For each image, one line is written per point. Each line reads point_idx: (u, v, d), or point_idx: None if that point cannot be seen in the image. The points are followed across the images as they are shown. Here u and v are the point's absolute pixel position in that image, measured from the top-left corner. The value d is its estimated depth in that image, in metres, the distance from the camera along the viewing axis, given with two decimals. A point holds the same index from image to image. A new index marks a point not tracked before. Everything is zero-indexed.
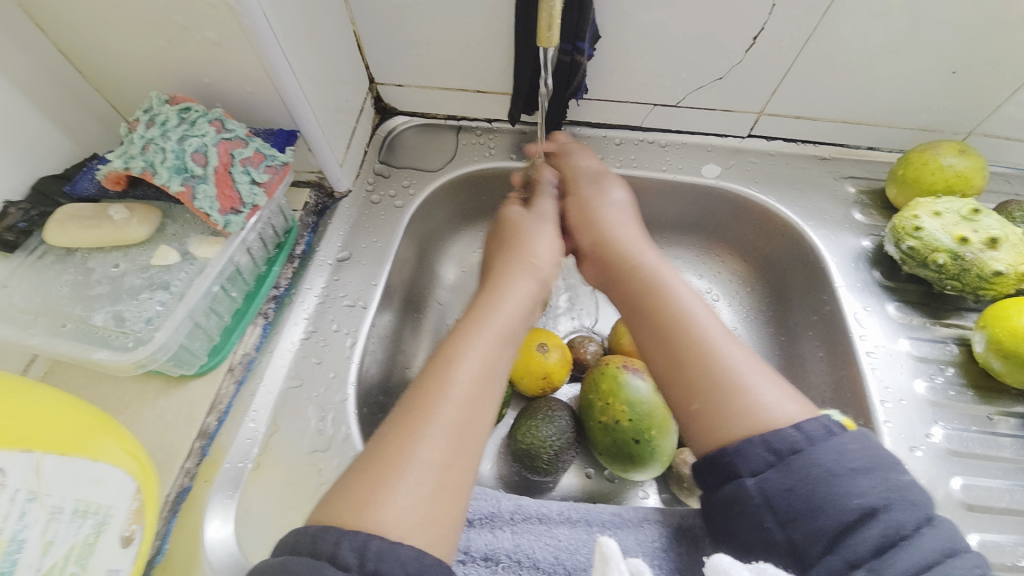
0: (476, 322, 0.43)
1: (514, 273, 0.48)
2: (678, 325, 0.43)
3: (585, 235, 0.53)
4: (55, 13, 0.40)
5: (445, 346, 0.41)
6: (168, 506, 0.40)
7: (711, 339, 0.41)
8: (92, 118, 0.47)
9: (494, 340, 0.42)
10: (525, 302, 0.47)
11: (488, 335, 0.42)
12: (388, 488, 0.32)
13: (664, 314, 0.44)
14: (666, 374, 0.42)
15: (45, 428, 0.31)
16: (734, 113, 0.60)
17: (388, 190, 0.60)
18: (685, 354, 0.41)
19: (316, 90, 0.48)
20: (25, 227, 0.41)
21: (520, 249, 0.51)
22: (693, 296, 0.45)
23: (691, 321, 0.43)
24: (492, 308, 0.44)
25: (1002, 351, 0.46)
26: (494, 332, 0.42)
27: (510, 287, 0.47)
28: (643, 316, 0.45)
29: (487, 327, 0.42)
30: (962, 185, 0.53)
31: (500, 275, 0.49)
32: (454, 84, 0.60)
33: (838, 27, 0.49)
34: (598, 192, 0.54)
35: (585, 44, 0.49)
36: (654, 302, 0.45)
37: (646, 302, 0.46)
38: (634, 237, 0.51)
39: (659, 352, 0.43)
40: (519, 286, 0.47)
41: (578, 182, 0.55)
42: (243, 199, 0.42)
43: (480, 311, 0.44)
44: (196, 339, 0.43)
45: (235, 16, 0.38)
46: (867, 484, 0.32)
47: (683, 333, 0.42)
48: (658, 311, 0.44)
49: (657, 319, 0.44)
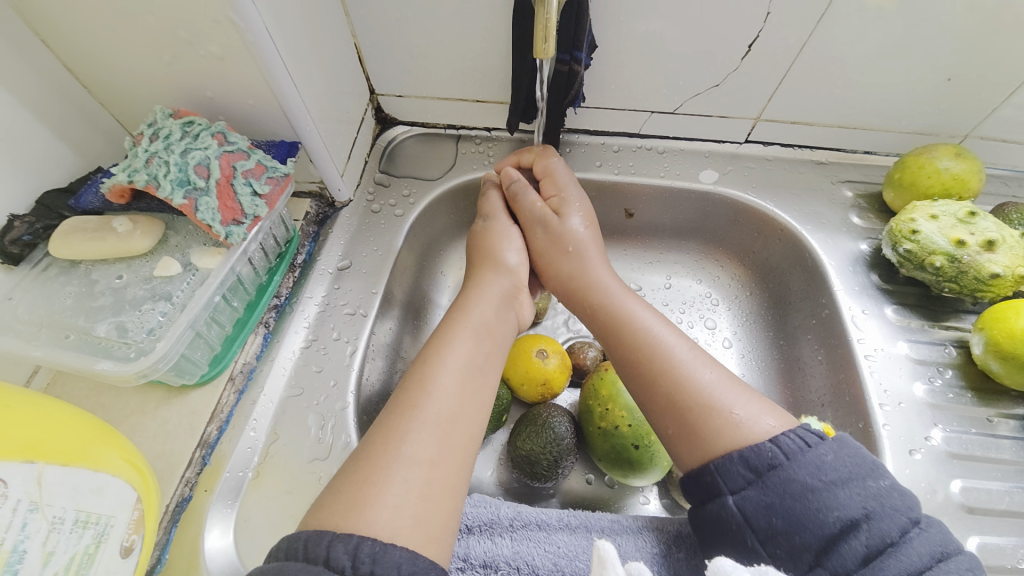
0: (447, 328, 0.43)
1: (492, 288, 0.48)
2: (645, 355, 0.43)
3: (546, 275, 0.53)
4: (62, 31, 0.41)
5: (422, 353, 0.41)
6: (168, 515, 0.40)
7: (680, 363, 0.41)
8: (97, 131, 0.48)
9: (471, 335, 0.42)
10: (497, 298, 0.47)
11: (466, 333, 0.42)
12: (378, 488, 0.32)
13: (632, 344, 0.44)
14: (642, 403, 0.42)
15: (48, 438, 0.32)
16: (730, 119, 0.60)
17: (388, 199, 0.61)
18: (656, 381, 0.41)
19: (317, 102, 0.49)
20: (30, 239, 0.41)
21: (493, 277, 0.49)
22: (658, 320, 0.45)
23: (656, 349, 0.43)
24: (469, 309, 0.45)
25: (1001, 353, 0.46)
26: (472, 327, 0.43)
27: (486, 291, 0.47)
28: (614, 346, 0.45)
29: (465, 326, 0.43)
30: (959, 188, 0.53)
31: (472, 292, 0.47)
32: (453, 94, 0.60)
33: (831, 34, 0.50)
34: (553, 231, 0.52)
35: (582, 53, 0.49)
36: (618, 334, 0.45)
37: (612, 334, 0.46)
38: (591, 264, 0.51)
39: (636, 382, 0.43)
40: (497, 293, 0.47)
41: (531, 226, 0.52)
42: (244, 210, 0.43)
43: (456, 316, 0.44)
44: (197, 349, 0.44)
45: (237, 32, 0.39)
46: (846, 496, 0.32)
47: (652, 363, 0.42)
48: (624, 343, 0.44)
49: (624, 353, 0.44)
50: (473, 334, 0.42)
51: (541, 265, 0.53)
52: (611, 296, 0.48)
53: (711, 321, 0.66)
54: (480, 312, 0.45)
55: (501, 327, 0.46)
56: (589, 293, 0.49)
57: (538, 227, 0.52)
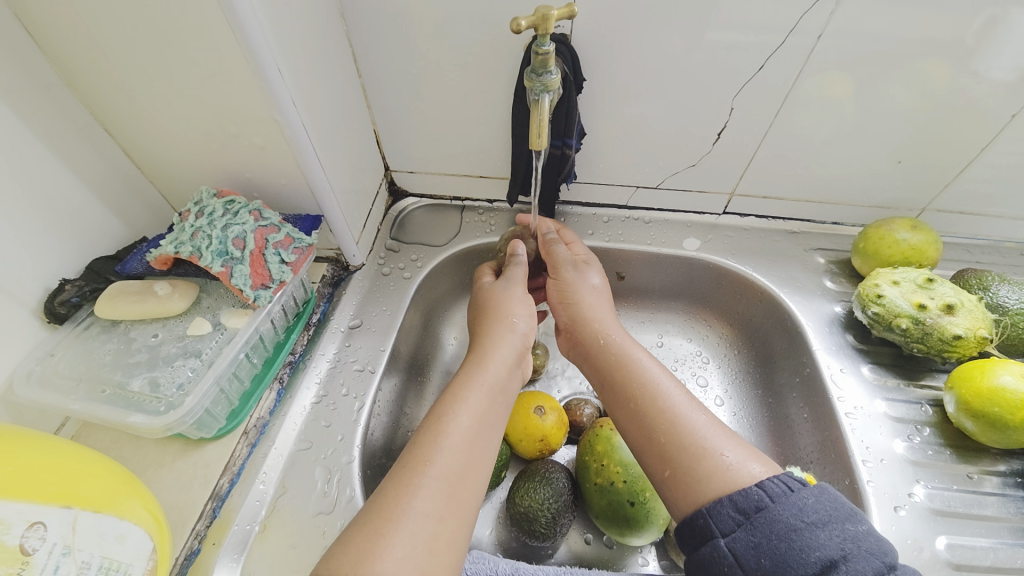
0: (465, 379, 0.46)
1: (501, 337, 0.51)
2: (646, 396, 0.46)
3: (562, 310, 0.56)
4: (128, 124, 0.48)
5: (439, 401, 0.44)
6: (177, 568, 0.42)
7: (677, 407, 0.44)
8: (144, 205, 0.54)
9: (483, 394, 0.45)
10: (509, 356, 0.49)
11: (480, 390, 0.45)
12: (387, 540, 0.34)
13: (632, 385, 0.47)
14: (640, 440, 0.45)
15: (82, 486, 0.35)
16: (708, 194, 0.67)
17: (398, 263, 0.66)
18: (655, 421, 0.44)
19: (340, 180, 0.55)
20: (77, 300, 0.46)
21: (500, 316, 0.53)
22: (657, 366, 0.49)
23: (655, 391, 0.46)
24: (483, 364, 0.47)
25: (972, 411, 0.48)
26: (484, 387, 0.45)
27: (501, 348, 0.49)
28: (614, 390, 0.49)
29: (477, 383, 0.45)
30: (917, 257, 0.58)
31: (486, 342, 0.50)
32: (459, 171, 0.68)
33: (789, 123, 0.57)
34: (578, 274, 0.57)
35: (572, 140, 0.57)
36: (623, 373, 0.49)
37: (616, 374, 0.49)
38: (604, 311, 0.55)
39: (638, 422, 0.45)
40: (508, 349, 0.50)
41: (557, 267, 0.57)
42: (272, 276, 0.48)
43: (473, 367, 0.47)
44: (218, 404, 0.47)
45: (279, 127, 0.46)
46: (826, 536, 0.34)
47: (651, 403, 0.45)
48: (630, 382, 0.47)
49: (627, 390, 0.47)
50: (487, 394, 0.45)
51: (558, 306, 0.57)
52: (622, 340, 0.52)
53: (703, 379, 0.69)
54: (493, 370, 0.47)
55: (510, 383, 0.48)
56: (601, 333, 0.52)
57: (566, 267, 0.57)
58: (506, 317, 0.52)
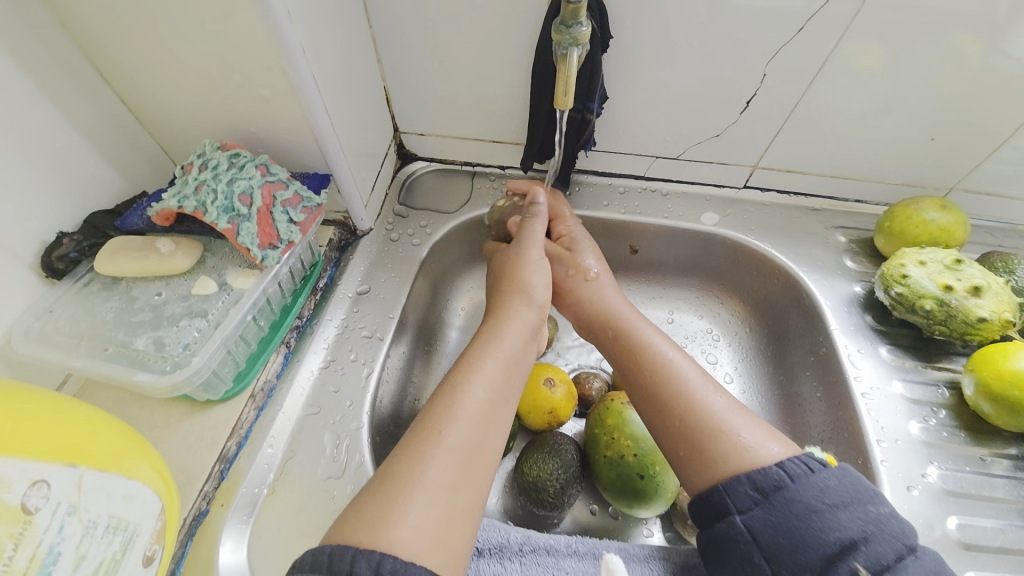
0: (478, 351, 0.44)
1: (516, 310, 0.49)
2: (660, 378, 0.45)
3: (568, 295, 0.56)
4: (125, 69, 0.45)
5: (450, 373, 0.43)
6: (185, 529, 0.41)
7: (693, 388, 0.43)
8: (143, 158, 0.52)
9: (498, 367, 0.43)
10: (525, 332, 0.48)
11: (494, 362, 0.43)
12: (401, 508, 0.34)
13: (646, 368, 0.46)
14: (655, 420, 0.44)
15: (88, 446, 0.34)
16: (729, 166, 0.65)
17: (406, 229, 0.64)
18: (670, 402, 0.43)
19: (348, 139, 0.53)
20: (75, 256, 0.44)
21: (519, 288, 0.51)
22: (672, 347, 0.48)
23: (670, 372, 0.45)
24: (497, 337, 0.46)
25: (991, 394, 0.48)
26: (498, 360, 0.44)
27: (514, 321, 0.48)
28: (628, 373, 0.48)
29: (492, 356, 0.44)
30: (944, 238, 0.57)
31: (500, 316, 0.49)
32: (472, 134, 0.65)
33: (823, 93, 0.54)
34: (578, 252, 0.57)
35: (594, 103, 0.54)
36: (637, 357, 0.47)
37: (629, 358, 0.48)
38: (611, 292, 0.54)
39: (651, 403, 0.44)
40: (524, 324, 0.48)
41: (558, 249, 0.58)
42: (280, 236, 0.46)
43: (487, 340, 0.46)
44: (225, 366, 0.45)
45: (287, 77, 0.43)
46: (847, 518, 0.34)
47: (666, 385, 0.44)
48: (644, 365, 0.46)
49: (641, 373, 0.46)
50: (502, 366, 0.44)
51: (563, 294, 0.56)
52: (637, 323, 0.51)
53: (713, 356, 0.68)
54: (509, 344, 0.46)
55: (525, 355, 0.47)
56: (614, 316, 0.52)
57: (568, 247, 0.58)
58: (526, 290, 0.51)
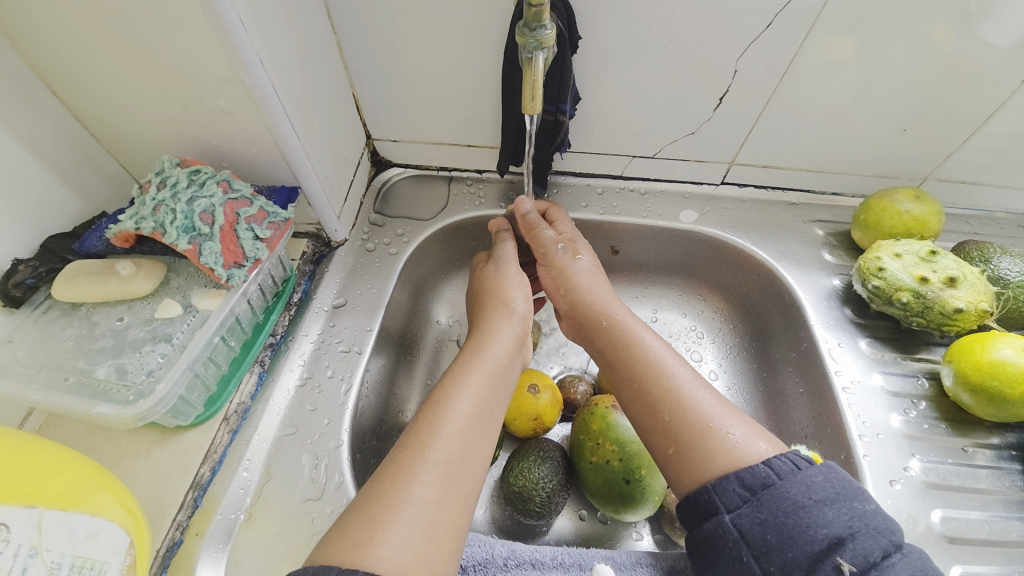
0: (464, 364, 0.44)
1: (498, 322, 0.49)
2: (650, 375, 0.44)
3: (559, 294, 0.54)
4: (77, 85, 0.43)
5: (437, 387, 0.42)
6: (158, 561, 0.40)
7: (683, 385, 0.43)
8: (103, 177, 0.50)
9: (483, 381, 0.42)
10: (510, 344, 0.47)
11: (479, 376, 0.43)
12: (385, 526, 0.33)
13: (637, 364, 0.45)
14: (644, 420, 0.43)
15: (48, 484, 0.32)
16: (706, 163, 0.64)
17: (383, 239, 0.63)
18: (660, 398, 0.43)
19: (316, 149, 0.51)
20: (32, 283, 0.42)
21: (500, 302, 0.50)
22: (662, 344, 0.47)
23: (660, 369, 0.44)
24: (482, 350, 0.45)
25: (970, 384, 0.48)
26: (483, 374, 0.43)
27: (500, 333, 0.47)
28: (618, 368, 0.47)
29: (477, 370, 0.43)
30: (920, 228, 0.57)
31: (484, 329, 0.48)
32: (447, 140, 0.64)
33: (795, 88, 0.54)
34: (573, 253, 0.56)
35: (567, 105, 0.53)
36: (628, 352, 0.47)
37: (620, 354, 0.47)
38: (606, 290, 0.53)
39: (642, 400, 0.44)
40: (509, 336, 0.47)
41: (545, 249, 0.56)
42: (246, 253, 0.45)
43: (472, 353, 0.45)
44: (194, 390, 0.44)
45: (246, 89, 0.42)
46: (833, 514, 0.34)
47: (657, 382, 0.44)
48: (635, 361, 0.46)
49: (632, 370, 0.46)
50: (488, 380, 0.43)
51: (556, 288, 0.55)
52: (627, 318, 0.50)
53: (697, 354, 0.68)
54: (494, 357, 0.45)
55: (511, 371, 0.46)
56: (605, 311, 0.51)
57: (559, 251, 0.55)
58: (504, 303, 0.50)
